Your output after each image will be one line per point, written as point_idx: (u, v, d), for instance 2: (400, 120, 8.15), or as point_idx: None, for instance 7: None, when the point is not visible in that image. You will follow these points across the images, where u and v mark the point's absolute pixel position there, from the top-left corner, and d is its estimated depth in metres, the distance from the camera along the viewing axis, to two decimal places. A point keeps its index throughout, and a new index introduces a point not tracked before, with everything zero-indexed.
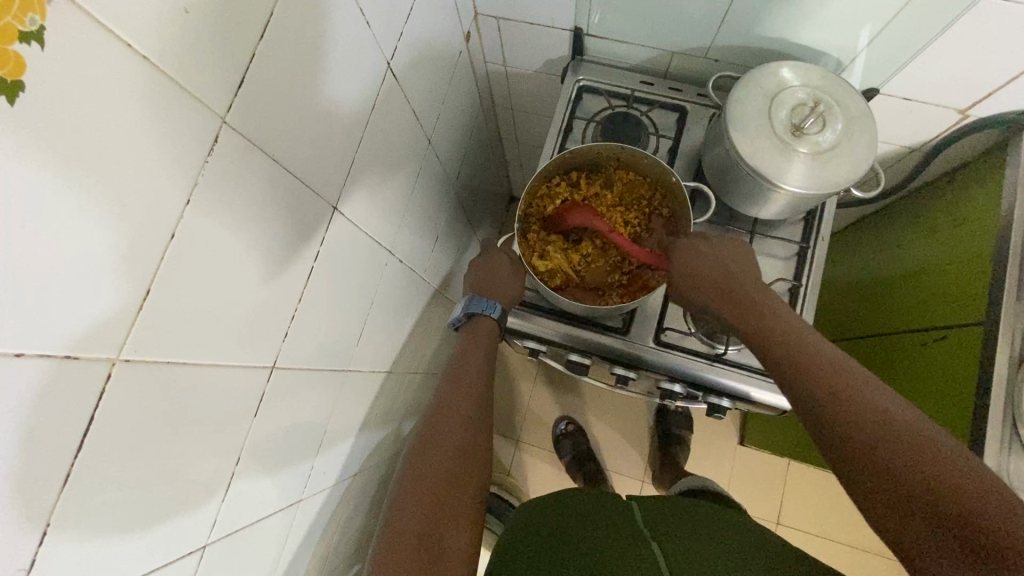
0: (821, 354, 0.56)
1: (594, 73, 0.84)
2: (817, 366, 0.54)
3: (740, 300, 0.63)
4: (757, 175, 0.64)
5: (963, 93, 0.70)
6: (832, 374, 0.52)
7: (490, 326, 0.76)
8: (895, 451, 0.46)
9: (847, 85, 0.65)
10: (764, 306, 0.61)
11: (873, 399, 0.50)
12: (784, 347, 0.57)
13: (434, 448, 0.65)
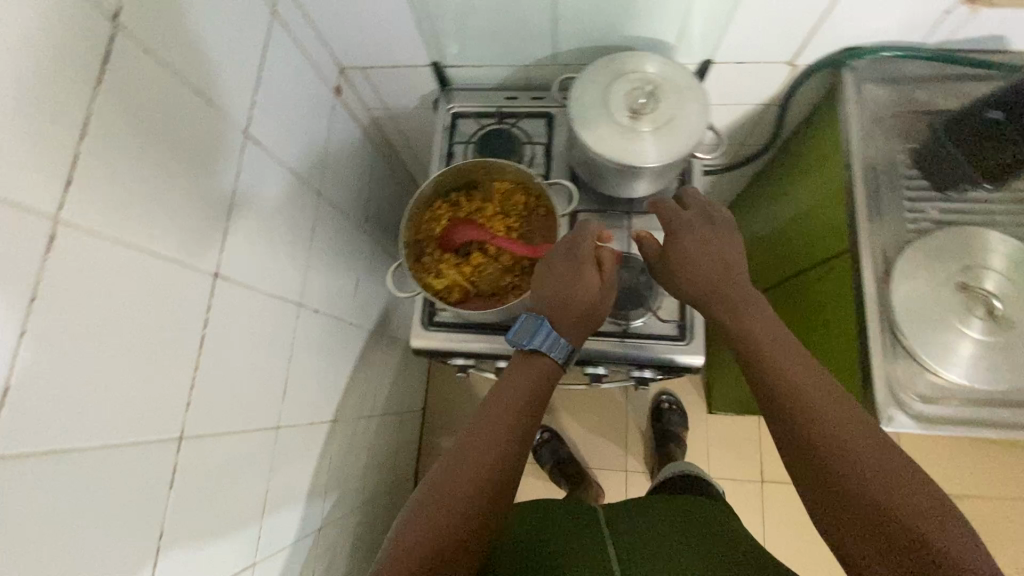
0: (804, 360, 0.57)
1: (463, 99, 0.90)
2: (799, 383, 0.55)
3: (728, 299, 0.61)
4: (611, 162, 0.69)
5: (784, 47, 0.76)
6: (813, 394, 0.54)
7: (549, 366, 0.65)
8: (867, 470, 0.48)
9: (673, 63, 0.71)
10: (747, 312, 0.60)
11: (854, 419, 0.52)
12: (763, 360, 0.58)
13: (468, 456, 0.58)
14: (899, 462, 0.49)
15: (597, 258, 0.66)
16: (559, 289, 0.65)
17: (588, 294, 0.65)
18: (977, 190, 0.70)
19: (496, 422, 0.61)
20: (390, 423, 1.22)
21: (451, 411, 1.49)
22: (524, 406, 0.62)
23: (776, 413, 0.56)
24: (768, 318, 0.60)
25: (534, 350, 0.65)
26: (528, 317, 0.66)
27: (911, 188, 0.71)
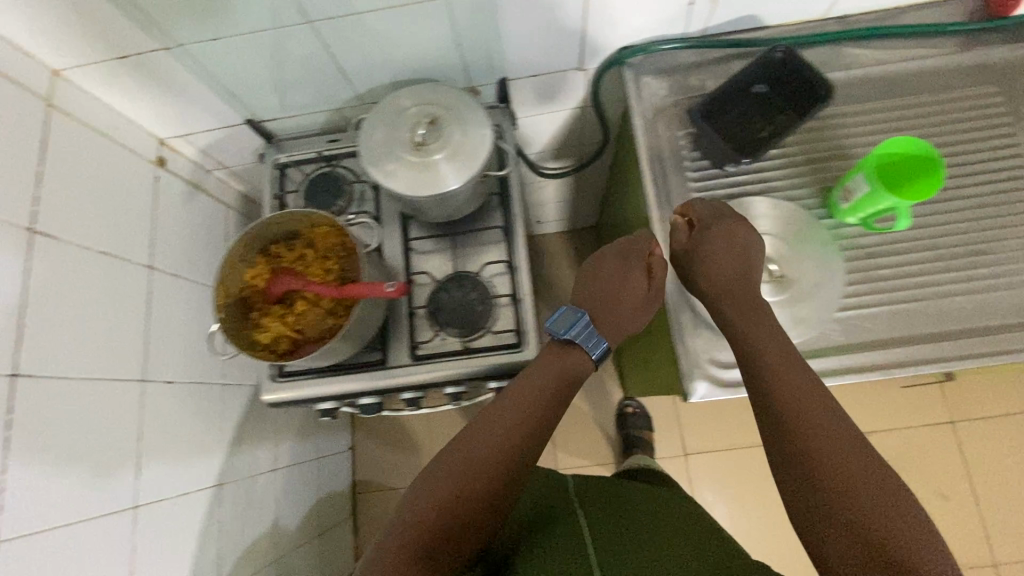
0: (801, 364, 0.62)
1: (288, 148, 0.92)
2: (801, 401, 0.60)
3: (741, 299, 0.68)
4: (403, 193, 0.71)
5: (564, 58, 0.81)
6: (806, 403, 0.59)
7: (585, 360, 0.75)
8: (846, 471, 0.54)
9: (452, 90, 0.75)
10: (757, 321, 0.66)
11: (841, 430, 0.57)
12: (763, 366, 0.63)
13: (472, 444, 0.67)
14: (880, 472, 0.54)
15: (648, 265, 0.75)
16: (603, 291, 0.78)
17: (636, 297, 0.77)
18: (753, 163, 0.75)
19: (510, 421, 0.69)
20: (305, 467, 1.23)
21: (380, 440, 1.50)
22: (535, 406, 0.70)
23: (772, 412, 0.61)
24: (770, 326, 0.65)
25: (568, 342, 0.75)
26: (573, 309, 0.77)
27: (697, 168, 0.76)
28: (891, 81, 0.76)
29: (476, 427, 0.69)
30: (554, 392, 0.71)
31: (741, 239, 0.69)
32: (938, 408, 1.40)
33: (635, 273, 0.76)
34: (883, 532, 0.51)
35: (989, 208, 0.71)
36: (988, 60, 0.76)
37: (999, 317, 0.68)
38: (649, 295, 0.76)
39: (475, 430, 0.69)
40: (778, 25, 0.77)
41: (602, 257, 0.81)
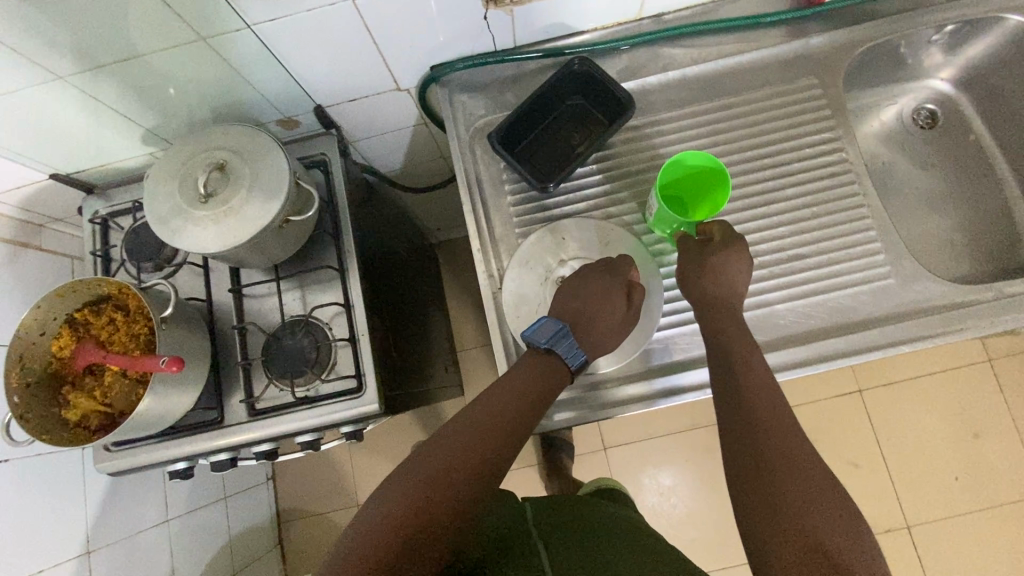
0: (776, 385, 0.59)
1: (109, 197, 0.86)
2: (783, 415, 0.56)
3: (724, 316, 0.64)
4: (195, 249, 0.66)
5: (373, 80, 0.76)
6: (784, 421, 0.56)
7: (563, 379, 0.64)
8: (795, 481, 0.51)
9: (245, 130, 0.70)
10: (732, 326, 0.63)
11: (808, 450, 0.54)
12: (740, 373, 0.60)
13: (455, 439, 0.57)
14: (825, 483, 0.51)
15: (629, 290, 0.67)
16: (583, 308, 0.66)
17: (615, 317, 0.66)
18: (573, 180, 0.73)
19: (498, 424, 0.59)
20: (209, 509, 1.20)
21: (301, 466, 1.47)
22: (525, 406, 0.60)
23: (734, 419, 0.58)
24: (745, 335, 0.62)
25: (548, 350, 0.64)
26: (546, 318, 0.65)
27: (518, 189, 0.74)
28: (709, 81, 0.74)
29: (462, 422, 0.59)
30: (544, 392, 0.62)
31: (725, 272, 0.64)
32: (849, 378, 1.41)
33: (613, 283, 0.66)
34: (823, 534, 0.48)
35: (809, 208, 0.70)
36: (807, 50, 0.74)
37: (822, 321, 0.67)
38: (631, 309, 0.66)
39: (454, 437, 0.57)
40: (592, 29, 0.73)
41: (576, 274, 0.68)
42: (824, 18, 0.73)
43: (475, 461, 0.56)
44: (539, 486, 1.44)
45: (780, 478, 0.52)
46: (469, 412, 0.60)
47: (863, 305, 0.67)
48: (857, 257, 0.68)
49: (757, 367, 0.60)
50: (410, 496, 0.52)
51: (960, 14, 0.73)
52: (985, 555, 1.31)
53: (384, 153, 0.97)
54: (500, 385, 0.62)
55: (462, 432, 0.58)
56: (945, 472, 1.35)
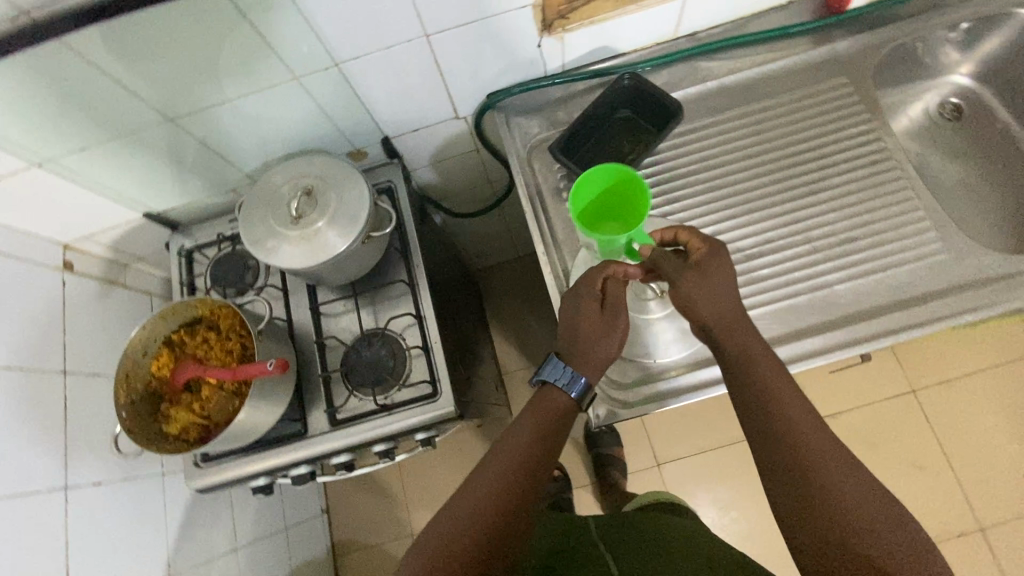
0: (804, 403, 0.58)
1: (193, 233, 0.94)
2: (802, 425, 0.57)
3: (740, 336, 0.61)
4: (288, 265, 0.72)
5: (436, 109, 0.84)
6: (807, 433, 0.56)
7: (568, 406, 0.65)
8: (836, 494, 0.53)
9: (328, 159, 0.78)
10: (749, 348, 0.60)
11: (851, 470, 0.54)
12: (764, 403, 0.58)
13: (484, 485, 0.60)
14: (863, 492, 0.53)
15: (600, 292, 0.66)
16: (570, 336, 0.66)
17: (600, 331, 0.65)
18: None
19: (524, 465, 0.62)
20: (273, 539, 1.21)
21: (355, 498, 1.48)
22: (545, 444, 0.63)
23: (777, 457, 0.56)
24: (772, 356, 0.59)
25: (547, 386, 0.66)
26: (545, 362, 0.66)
27: (575, 197, 0.79)
28: (746, 87, 0.79)
29: (490, 466, 0.62)
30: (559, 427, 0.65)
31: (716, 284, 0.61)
32: (900, 379, 1.39)
33: (589, 304, 0.65)
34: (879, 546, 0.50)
35: (854, 195, 0.74)
36: (835, 54, 0.80)
37: (883, 299, 0.69)
38: (615, 320, 0.65)
39: (483, 467, 0.62)
40: (635, 50, 0.81)
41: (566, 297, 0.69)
42: (848, 24, 0.80)
43: (506, 507, 0.59)
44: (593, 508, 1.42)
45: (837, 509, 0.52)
46: (492, 456, 0.63)
47: (919, 281, 0.69)
48: (907, 237, 0.71)
49: (784, 391, 0.58)
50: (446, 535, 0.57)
51: (974, 11, 0.79)
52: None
53: (439, 181, 1.05)
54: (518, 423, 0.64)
55: (481, 472, 0.62)
56: (1015, 471, 1.31)
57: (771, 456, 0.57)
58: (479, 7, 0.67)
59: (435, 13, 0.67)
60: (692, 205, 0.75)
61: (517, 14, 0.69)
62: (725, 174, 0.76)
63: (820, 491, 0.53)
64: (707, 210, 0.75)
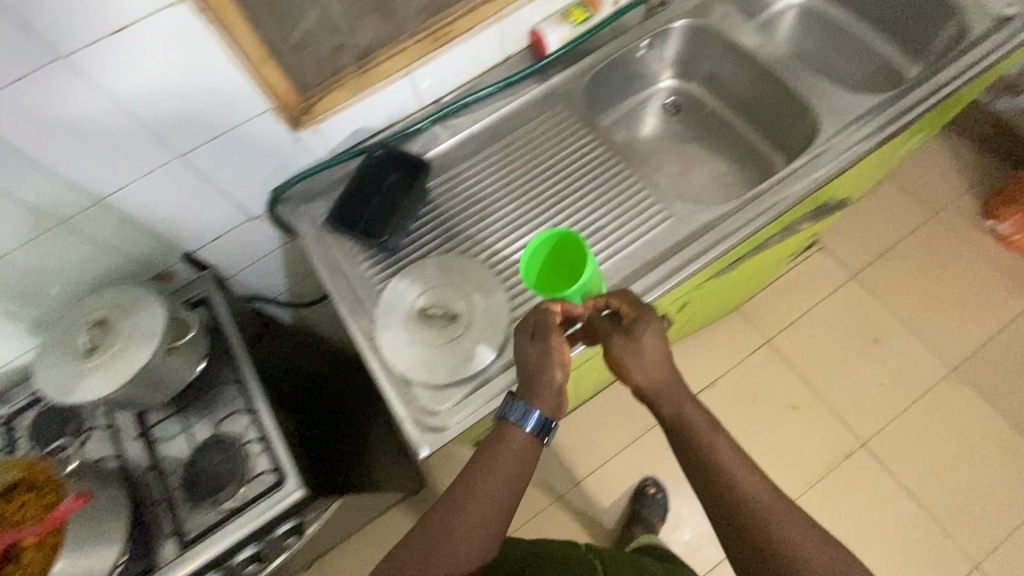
0: (744, 460, 0.66)
1: (9, 399, 0.91)
2: (743, 485, 0.64)
3: (671, 400, 0.69)
4: (89, 398, 0.72)
5: (227, 216, 0.90)
6: (753, 492, 0.64)
7: (530, 441, 0.67)
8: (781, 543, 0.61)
9: (121, 287, 0.81)
10: (680, 411, 0.68)
11: (791, 521, 0.62)
12: (706, 466, 0.66)
13: (455, 527, 0.63)
14: (806, 541, 0.61)
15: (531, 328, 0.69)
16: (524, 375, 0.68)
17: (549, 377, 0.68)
18: (410, 236, 0.87)
19: (491, 504, 0.64)
20: None
21: None
22: (512, 481, 0.66)
23: (733, 525, 0.63)
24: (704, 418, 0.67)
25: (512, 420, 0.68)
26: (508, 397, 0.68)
27: (369, 257, 0.85)
28: (489, 132, 0.93)
29: (459, 503, 0.64)
30: (525, 463, 0.67)
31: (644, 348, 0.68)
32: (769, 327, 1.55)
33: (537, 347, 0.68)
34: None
35: (595, 192, 0.87)
36: (551, 88, 0.96)
37: (635, 267, 0.80)
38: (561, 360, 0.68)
39: (454, 505, 0.64)
40: (392, 123, 0.92)
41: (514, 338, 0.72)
42: (554, 64, 0.97)
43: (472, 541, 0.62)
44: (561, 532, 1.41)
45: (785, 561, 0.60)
46: (463, 493, 0.65)
47: (659, 247, 0.82)
48: (642, 213, 0.85)
49: (720, 452, 0.66)
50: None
51: (650, 30, 0.99)
52: (940, 437, 1.41)
53: (268, 279, 1.09)
54: (488, 457, 0.66)
55: (452, 510, 0.64)
56: (870, 382, 1.47)
57: (724, 519, 0.64)
58: (227, 121, 0.76)
59: (179, 135, 0.75)
60: (469, 236, 0.85)
61: (259, 119, 0.78)
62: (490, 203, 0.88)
63: (776, 551, 0.60)
64: (482, 237, 0.84)
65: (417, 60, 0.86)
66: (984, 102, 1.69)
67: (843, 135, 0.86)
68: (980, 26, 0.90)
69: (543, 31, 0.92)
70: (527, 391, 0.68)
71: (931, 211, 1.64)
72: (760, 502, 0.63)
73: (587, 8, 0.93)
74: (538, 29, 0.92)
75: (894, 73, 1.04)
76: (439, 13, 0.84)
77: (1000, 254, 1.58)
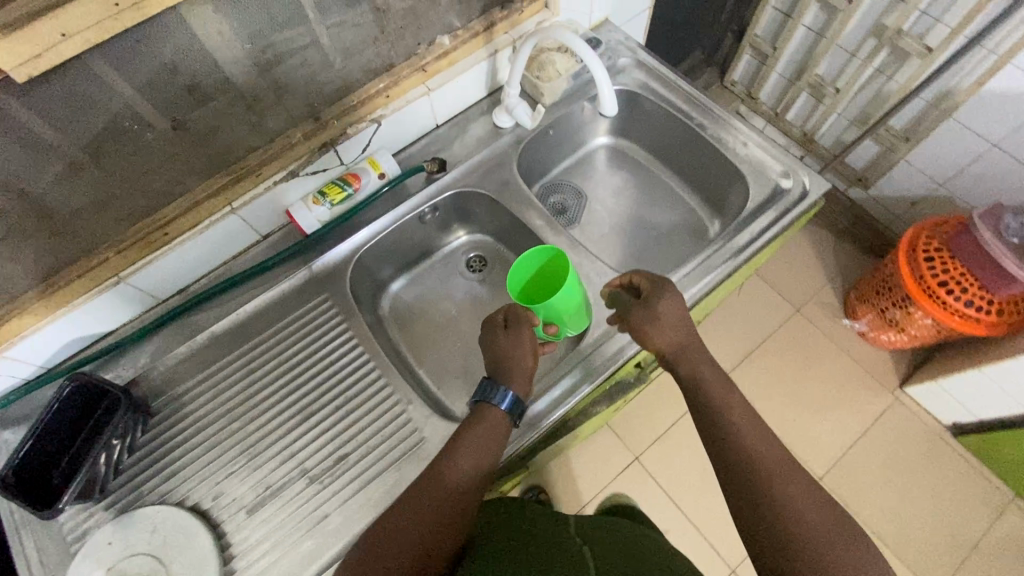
0: (753, 418, 0.66)
1: None
2: (749, 439, 0.64)
3: (688, 360, 0.71)
4: None
5: None
6: (762, 442, 0.64)
7: (502, 418, 0.70)
8: (787, 491, 0.59)
9: None
10: (695, 369, 0.71)
11: (798, 477, 0.60)
12: (715, 410, 0.67)
13: (436, 488, 0.64)
14: (819, 500, 0.58)
15: (503, 321, 0.77)
16: (502, 360, 0.74)
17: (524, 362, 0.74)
18: (122, 476, 0.73)
19: (474, 463, 0.66)
20: None
21: None
22: (484, 453, 0.67)
23: (732, 470, 0.62)
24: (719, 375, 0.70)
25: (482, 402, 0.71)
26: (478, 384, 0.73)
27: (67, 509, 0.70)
28: (237, 330, 0.81)
29: (435, 474, 0.65)
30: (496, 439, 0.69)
31: (661, 309, 0.72)
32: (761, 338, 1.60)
33: (506, 333, 0.75)
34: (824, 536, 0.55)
35: (340, 411, 0.75)
36: (313, 272, 0.85)
37: (374, 515, 0.69)
38: (529, 347, 0.75)
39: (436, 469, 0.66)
40: (121, 326, 0.80)
41: (489, 331, 0.77)
42: (320, 242, 0.86)
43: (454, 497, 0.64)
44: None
45: (789, 512, 0.57)
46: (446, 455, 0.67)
47: (406, 476, 0.71)
48: (394, 429, 0.74)
49: (731, 401, 0.67)
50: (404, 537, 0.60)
51: (431, 195, 0.90)
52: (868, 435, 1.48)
53: None
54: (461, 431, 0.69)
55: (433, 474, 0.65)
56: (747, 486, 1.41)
57: (728, 468, 0.63)
58: None
59: None
60: (191, 475, 0.72)
61: None
62: (227, 424, 0.76)
63: (786, 511, 0.57)
64: (204, 478, 0.72)
65: (128, 264, 0.74)
66: (839, 194, 1.72)
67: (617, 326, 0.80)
68: (757, 194, 0.86)
69: (295, 213, 0.82)
70: (504, 373, 0.73)
71: (795, 307, 1.63)
72: (768, 450, 0.63)
73: (347, 184, 0.84)
74: (291, 211, 0.83)
75: (694, 226, 1.01)
76: (147, 214, 0.73)
77: (864, 350, 1.57)
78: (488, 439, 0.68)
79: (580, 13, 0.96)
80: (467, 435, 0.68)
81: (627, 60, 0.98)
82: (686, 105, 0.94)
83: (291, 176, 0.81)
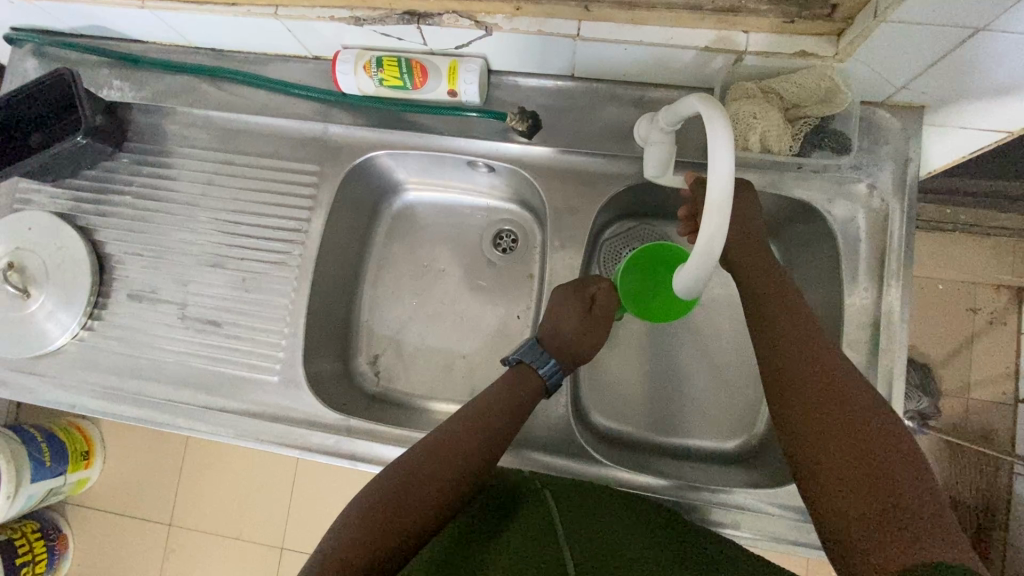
0: (792, 317, 0.55)
1: None
2: (784, 340, 0.54)
3: (755, 259, 0.60)
4: None
5: None
6: (803, 339, 0.53)
7: (535, 385, 0.62)
8: (816, 395, 0.49)
9: None
10: (768, 265, 0.60)
11: (840, 374, 0.50)
12: (766, 305, 0.57)
13: (446, 433, 0.56)
14: (863, 405, 0.47)
15: (590, 298, 0.65)
16: (562, 336, 0.64)
17: (590, 340, 0.65)
18: (77, 180, 0.75)
19: (498, 427, 0.58)
20: None
21: None
22: (510, 416, 0.59)
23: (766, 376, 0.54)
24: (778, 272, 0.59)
25: (525, 365, 0.63)
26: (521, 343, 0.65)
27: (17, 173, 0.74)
28: (231, 129, 0.74)
29: (449, 424, 0.58)
30: (523, 400, 0.61)
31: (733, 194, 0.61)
32: None
33: (574, 302, 0.64)
34: (865, 446, 0.45)
35: (250, 278, 0.71)
36: (323, 135, 0.72)
37: (192, 395, 0.69)
38: (598, 323, 0.65)
39: (451, 421, 0.58)
40: (150, 42, 0.73)
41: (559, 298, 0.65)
42: (352, 110, 0.71)
43: (465, 448, 0.56)
44: (128, 540, 1.21)
45: (820, 428, 0.47)
46: (464, 411, 0.59)
47: (239, 391, 0.68)
48: (271, 340, 0.69)
49: (785, 296, 0.57)
50: (402, 468, 0.53)
51: (494, 154, 0.70)
52: None
53: None
54: (495, 388, 0.61)
55: (451, 423, 0.58)
56: None
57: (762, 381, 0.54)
58: None
59: None
60: (116, 227, 0.74)
61: None
62: (169, 207, 0.73)
63: (816, 427, 0.48)
64: (121, 240, 0.73)
65: None
66: (1004, 473, 1.15)
67: (512, 462, 0.65)
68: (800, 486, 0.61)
69: (338, 63, 0.65)
70: (554, 349, 0.64)
71: None
72: (804, 349, 0.52)
73: (407, 74, 0.64)
74: (337, 56, 0.65)
75: (709, 422, 0.73)
76: None
77: None
78: (522, 396, 0.61)
79: (880, 78, 0.56)
80: (497, 391, 0.61)
81: (870, 185, 0.62)
82: (858, 312, 0.61)
83: (354, 22, 0.60)
